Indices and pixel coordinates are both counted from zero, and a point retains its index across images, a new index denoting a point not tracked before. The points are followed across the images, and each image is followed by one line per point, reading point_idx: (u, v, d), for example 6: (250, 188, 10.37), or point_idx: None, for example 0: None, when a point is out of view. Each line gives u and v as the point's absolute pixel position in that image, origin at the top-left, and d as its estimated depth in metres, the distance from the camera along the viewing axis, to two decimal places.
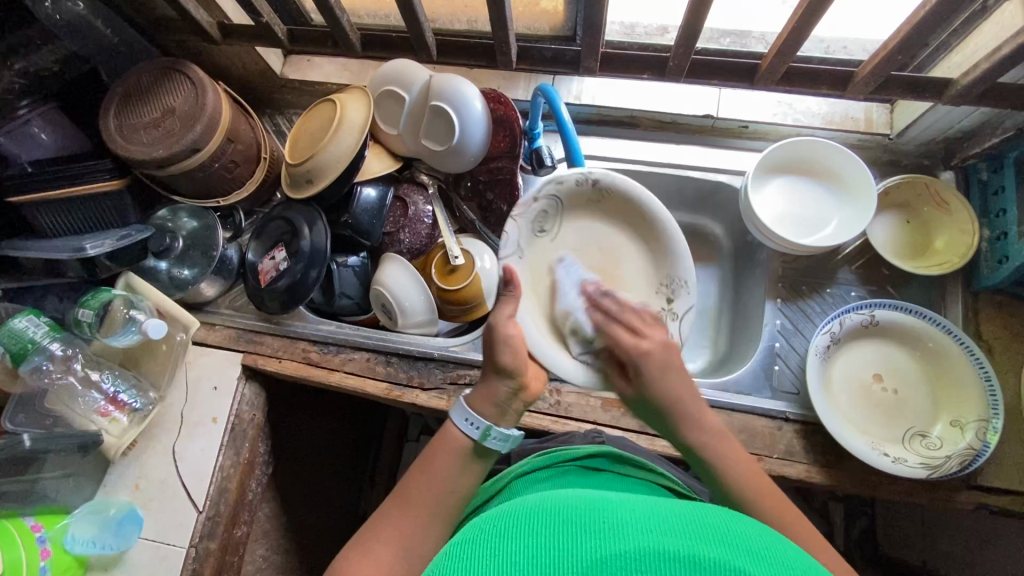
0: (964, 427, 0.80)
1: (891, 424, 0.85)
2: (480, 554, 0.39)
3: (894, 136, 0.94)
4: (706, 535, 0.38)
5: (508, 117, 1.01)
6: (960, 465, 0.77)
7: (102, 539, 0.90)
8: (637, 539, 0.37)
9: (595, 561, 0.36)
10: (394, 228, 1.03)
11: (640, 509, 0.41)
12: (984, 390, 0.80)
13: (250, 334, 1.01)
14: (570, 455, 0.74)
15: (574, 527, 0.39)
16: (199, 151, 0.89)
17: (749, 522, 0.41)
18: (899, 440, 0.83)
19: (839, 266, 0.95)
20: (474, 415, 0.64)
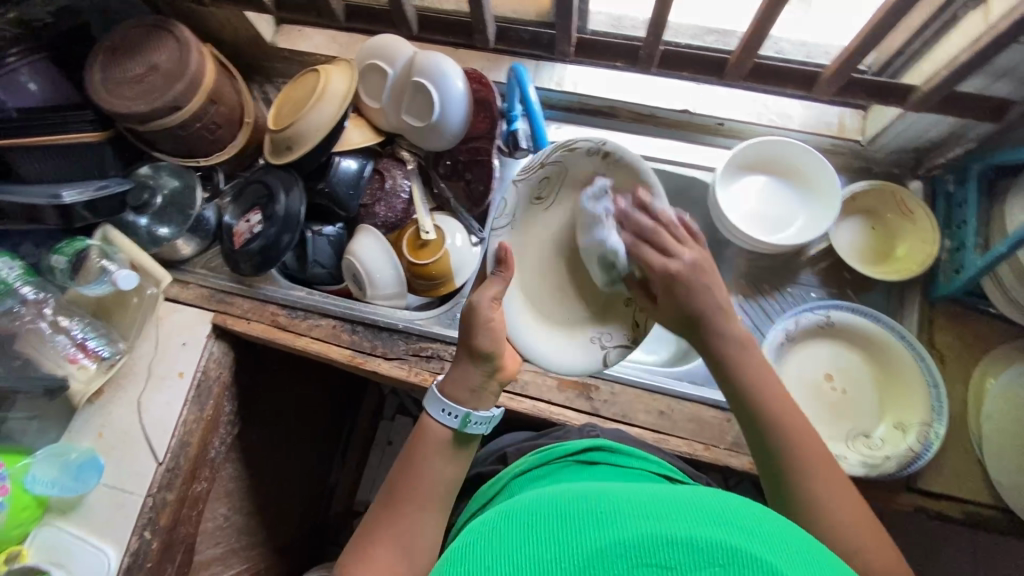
0: (906, 430, 0.82)
1: (838, 424, 0.86)
2: (486, 549, 0.41)
3: (865, 143, 0.95)
4: (698, 515, 0.41)
5: (489, 99, 1.02)
6: (898, 466, 0.79)
7: (62, 482, 0.92)
8: (637, 526, 0.40)
9: (600, 550, 0.39)
10: (370, 201, 1.05)
11: (635, 498, 0.44)
12: (930, 395, 0.81)
13: (223, 294, 1.03)
14: (562, 451, 0.73)
15: (575, 517, 0.42)
16: (180, 110, 0.91)
17: (733, 498, 0.44)
18: (843, 439, 0.84)
19: (802, 267, 0.96)
20: (451, 405, 0.65)
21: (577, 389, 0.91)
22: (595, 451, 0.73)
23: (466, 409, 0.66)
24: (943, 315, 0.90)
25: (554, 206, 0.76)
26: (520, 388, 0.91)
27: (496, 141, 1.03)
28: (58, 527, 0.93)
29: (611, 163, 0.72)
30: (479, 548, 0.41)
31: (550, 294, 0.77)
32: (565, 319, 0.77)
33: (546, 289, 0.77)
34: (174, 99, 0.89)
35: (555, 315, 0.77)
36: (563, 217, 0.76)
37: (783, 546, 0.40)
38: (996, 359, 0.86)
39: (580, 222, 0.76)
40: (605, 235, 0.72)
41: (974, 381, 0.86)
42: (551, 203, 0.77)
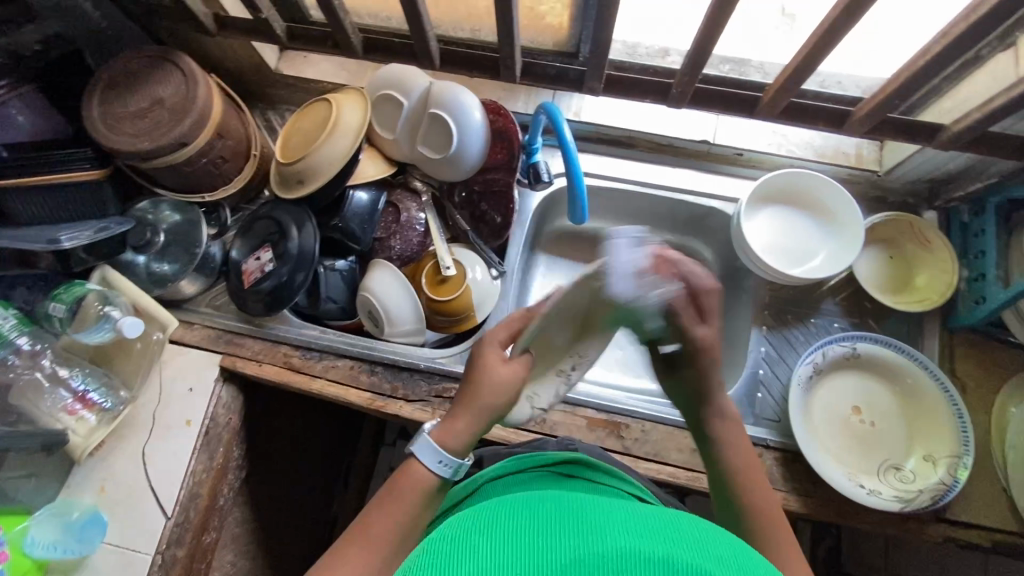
0: (936, 462, 0.82)
1: (867, 457, 0.86)
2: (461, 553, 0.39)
3: (881, 173, 0.97)
4: (678, 539, 0.40)
5: (507, 130, 0.99)
6: (932, 499, 0.79)
7: (64, 544, 0.86)
8: (613, 540, 0.39)
9: (574, 560, 0.38)
10: (385, 234, 1.01)
11: (613, 512, 0.44)
12: (957, 427, 0.82)
13: (231, 335, 0.98)
14: (537, 462, 0.69)
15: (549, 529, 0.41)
16: (186, 146, 0.86)
17: (711, 525, 0.43)
18: (874, 472, 0.85)
19: (823, 297, 0.96)
20: (446, 456, 0.63)
21: (607, 427, 0.90)
22: (574, 464, 0.69)
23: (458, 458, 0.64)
24: (963, 344, 0.91)
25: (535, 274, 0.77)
26: (550, 428, 0.90)
27: (516, 173, 1.01)
28: None
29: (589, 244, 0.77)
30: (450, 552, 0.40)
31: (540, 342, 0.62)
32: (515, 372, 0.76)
33: None
34: (181, 135, 0.85)
35: None
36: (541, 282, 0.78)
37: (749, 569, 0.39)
38: (1016, 387, 0.88)
39: None
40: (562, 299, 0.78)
41: (995, 409, 0.87)
42: None
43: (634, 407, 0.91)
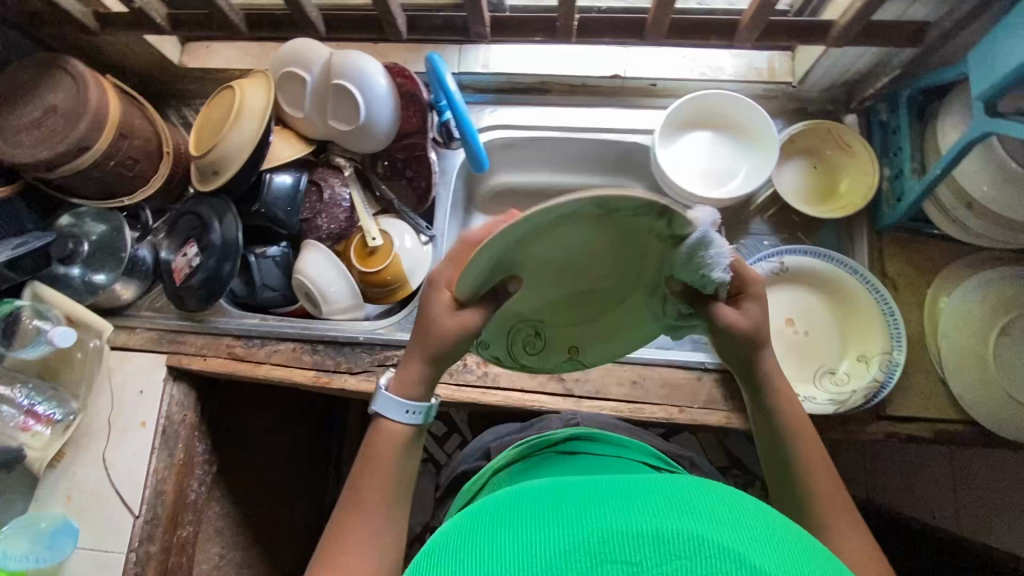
0: (869, 362, 0.84)
1: (805, 365, 0.87)
2: (459, 558, 0.42)
3: (796, 84, 0.95)
4: (668, 508, 0.42)
5: (415, 92, 0.99)
6: (865, 398, 0.81)
7: (36, 553, 0.87)
8: (607, 522, 0.41)
9: (567, 549, 0.40)
10: (311, 214, 1.01)
11: (604, 489, 0.46)
12: (887, 325, 0.84)
13: (173, 334, 0.99)
14: (543, 444, 0.72)
15: (541, 516, 0.44)
16: (88, 150, 0.86)
17: (704, 486, 0.46)
18: (811, 380, 0.86)
19: (751, 217, 0.96)
20: (408, 404, 0.61)
21: (549, 372, 0.91)
22: (576, 441, 0.71)
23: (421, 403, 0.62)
24: (892, 244, 0.91)
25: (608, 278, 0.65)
26: (492, 381, 0.91)
27: (429, 133, 1.01)
28: None
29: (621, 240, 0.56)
30: (449, 556, 0.42)
31: (529, 266, 0.57)
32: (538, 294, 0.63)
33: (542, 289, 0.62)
34: (79, 141, 0.84)
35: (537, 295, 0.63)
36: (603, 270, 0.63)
37: (748, 526, 0.41)
38: (947, 279, 0.88)
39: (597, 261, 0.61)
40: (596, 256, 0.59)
41: (928, 303, 0.87)
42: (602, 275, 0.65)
43: None
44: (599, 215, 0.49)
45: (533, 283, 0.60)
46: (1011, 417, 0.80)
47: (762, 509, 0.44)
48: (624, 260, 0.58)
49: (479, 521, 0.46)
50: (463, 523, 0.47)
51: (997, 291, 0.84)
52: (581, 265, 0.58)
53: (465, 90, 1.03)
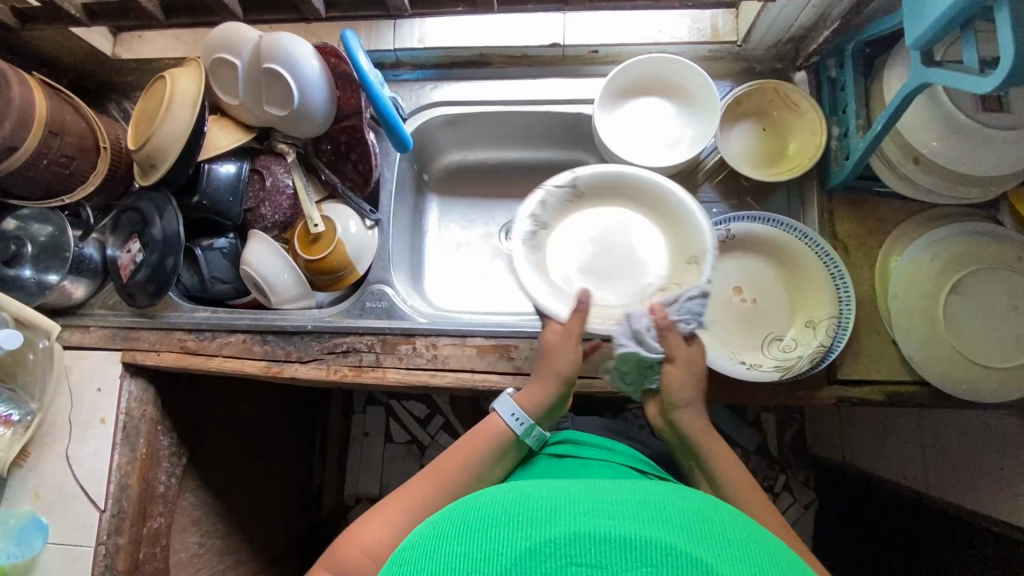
0: (816, 326, 0.83)
1: (752, 332, 0.86)
2: (418, 560, 0.41)
3: (741, 43, 0.91)
4: (639, 513, 0.41)
5: (348, 71, 0.96)
6: (811, 363, 0.80)
7: (7, 550, 0.92)
8: (570, 523, 0.40)
9: (528, 550, 0.39)
10: (254, 203, 1.00)
11: (575, 492, 0.44)
12: (836, 288, 0.83)
13: (127, 331, 0.99)
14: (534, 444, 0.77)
15: (508, 516, 0.42)
16: (17, 150, 0.85)
17: (680, 493, 0.44)
18: (757, 347, 0.85)
19: (700, 183, 0.94)
20: (519, 413, 0.72)
21: (497, 351, 0.91)
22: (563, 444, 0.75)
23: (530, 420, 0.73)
24: (843, 206, 0.88)
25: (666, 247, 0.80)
26: (441, 363, 0.91)
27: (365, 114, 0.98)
28: None
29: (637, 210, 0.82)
30: (412, 558, 0.41)
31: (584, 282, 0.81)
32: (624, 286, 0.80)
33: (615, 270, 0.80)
34: (5, 141, 0.83)
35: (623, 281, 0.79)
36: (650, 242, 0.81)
37: (719, 533, 0.40)
38: (899, 239, 0.86)
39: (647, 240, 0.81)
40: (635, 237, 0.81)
41: (879, 264, 0.85)
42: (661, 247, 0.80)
43: (520, 326, 0.91)
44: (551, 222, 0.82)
45: (603, 283, 0.80)
46: (966, 375, 0.78)
47: (737, 519, 0.43)
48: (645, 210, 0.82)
49: (450, 519, 0.45)
50: (429, 522, 0.46)
51: (951, 246, 0.81)
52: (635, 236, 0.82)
53: (404, 67, 1.01)
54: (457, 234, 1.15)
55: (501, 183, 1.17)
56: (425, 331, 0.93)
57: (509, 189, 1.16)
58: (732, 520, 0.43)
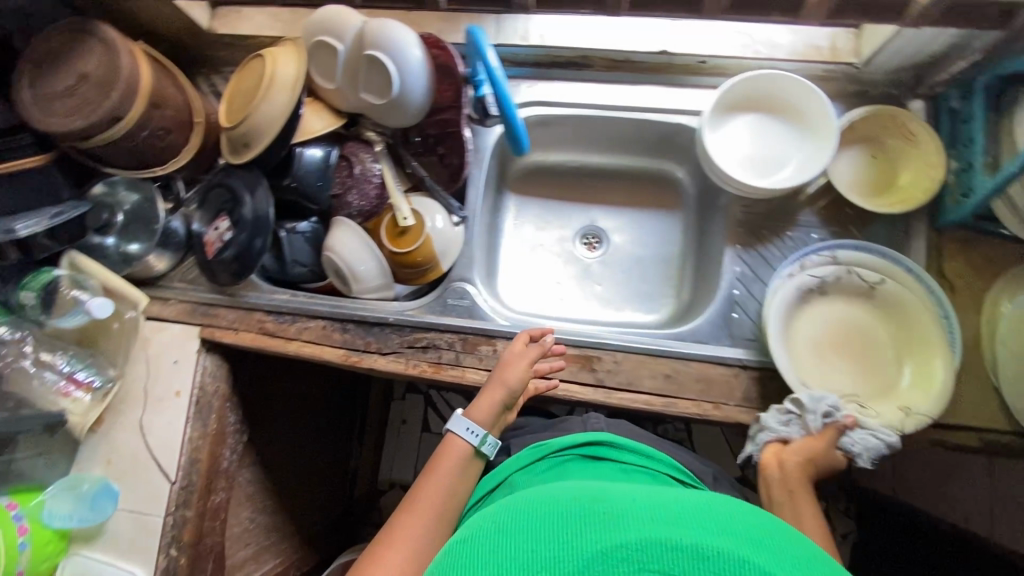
0: (930, 382, 0.79)
1: (855, 379, 0.84)
2: (495, 555, 0.45)
3: (861, 65, 0.88)
4: (710, 526, 0.44)
5: (451, 64, 0.94)
6: (912, 426, 0.77)
7: (79, 513, 0.93)
8: (644, 530, 0.43)
9: (602, 552, 0.42)
10: (341, 190, 0.99)
11: (644, 499, 0.48)
12: (952, 345, 0.79)
13: (206, 307, 1.00)
14: (565, 444, 0.78)
15: (580, 514, 0.46)
16: (121, 120, 0.84)
17: (745, 511, 0.47)
18: (854, 397, 0.82)
19: (801, 208, 0.91)
20: (473, 425, 0.81)
21: (580, 361, 0.89)
22: (599, 447, 0.77)
23: (484, 430, 0.81)
24: (951, 244, 0.86)
25: (891, 374, 0.83)
26: (522, 367, 0.90)
27: (463, 108, 0.96)
28: (85, 555, 0.95)
29: (884, 323, 0.85)
30: (488, 550, 0.46)
31: (815, 354, 0.86)
32: (836, 379, 0.84)
33: (835, 361, 0.85)
34: (111, 110, 0.83)
35: (834, 377, 0.84)
36: (883, 360, 0.84)
37: (782, 552, 0.43)
38: (1010, 283, 0.83)
39: (880, 353, 0.85)
40: (866, 345, 0.86)
41: (987, 307, 0.83)
42: (884, 367, 0.84)
43: (606, 338, 0.89)
44: (826, 295, 0.86)
45: (832, 366, 0.85)
46: None
47: (797, 543, 0.46)
48: (893, 322, 0.85)
49: (518, 514, 0.49)
50: (499, 515, 0.50)
51: None
52: (872, 340, 0.86)
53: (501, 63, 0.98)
54: (531, 235, 1.14)
55: (580, 186, 1.14)
56: (506, 334, 0.92)
57: (587, 193, 1.14)
58: (784, 537, 0.46)
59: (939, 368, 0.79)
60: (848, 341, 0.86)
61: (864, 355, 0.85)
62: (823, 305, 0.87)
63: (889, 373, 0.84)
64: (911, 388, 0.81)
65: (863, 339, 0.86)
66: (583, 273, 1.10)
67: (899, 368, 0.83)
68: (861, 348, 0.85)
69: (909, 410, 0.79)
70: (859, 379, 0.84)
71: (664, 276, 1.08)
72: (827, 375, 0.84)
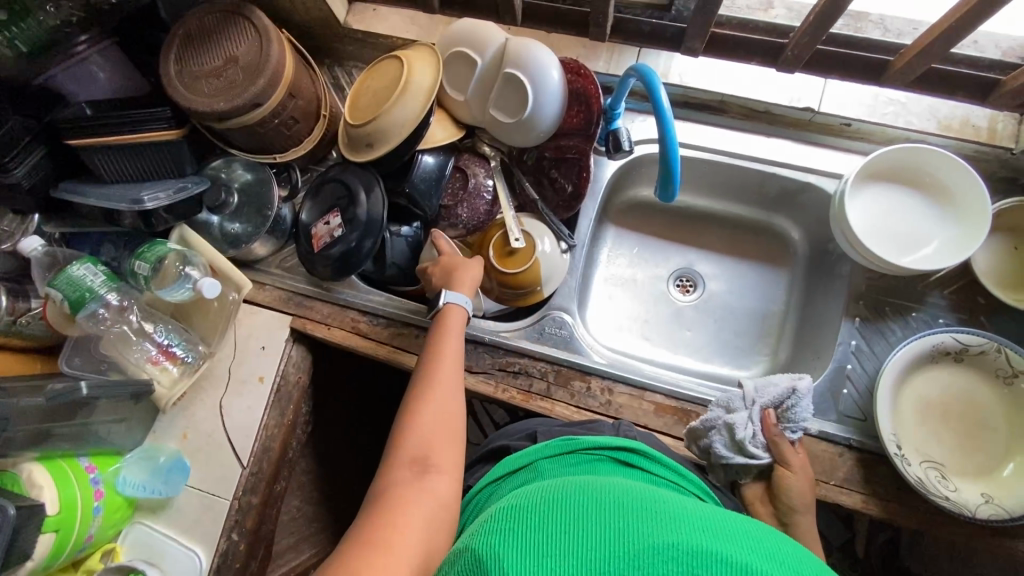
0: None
1: (950, 451, 0.80)
2: (528, 523, 0.43)
3: (1017, 151, 0.83)
4: (760, 548, 0.39)
5: (588, 92, 0.92)
6: (989, 515, 0.73)
7: (152, 485, 0.93)
8: (693, 536, 0.39)
9: (645, 548, 0.39)
10: (452, 202, 0.98)
11: (691, 507, 0.44)
12: None
13: (301, 298, 1.00)
14: (594, 442, 0.64)
15: (628, 508, 0.43)
16: (261, 106, 0.84)
17: (800, 545, 0.42)
18: (943, 468, 0.79)
19: (929, 290, 0.87)
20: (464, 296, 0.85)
21: (676, 413, 0.87)
22: (631, 455, 0.63)
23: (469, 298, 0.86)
24: None
25: (986, 461, 0.79)
26: (615, 411, 0.87)
27: (594, 140, 0.94)
28: (148, 526, 0.95)
29: (1000, 412, 0.80)
30: (523, 518, 0.44)
31: (918, 416, 0.82)
32: (931, 445, 0.80)
33: (934, 427, 0.81)
34: (255, 97, 0.82)
35: (928, 443, 0.80)
36: (986, 446, 0.80)
37: None
38: None
39: (985, 437, 0.80)
40: (972, 425, 0.81)
41: None
42: (982, 452, 0.80)
43: (708, 396, 0.87)
44: (946, 364, 0.82)
45: (930, 432, 0.81)
46: None
47: None
48: (1012, 414, 0.80)
49: (560, 491, 0.46)
50: (536, 493, 0.48)
51: None
52: (982, 421, 0.81)
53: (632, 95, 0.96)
54: (625, 269, 1.11)
55: (679, 228, 1.12)
56: (603, 373, 0.89)
57: (687, 236, 1.11)
58: None
59: None
60: (957, 416, 0.82)
61: (967, 433, 0.81)
62: (939, 372, 0.82)
63: (989, 455, 0.79)
64: (1005, 484, 0.77)
65: (971, 417, 0.81)
66: (674, 316, 1.08)
67: (1000, 458, 0.78)
68: (967, 425, 0.81)
69: (993, 499, 0.75)
70: (954, 456, 0.80)
71: (761, 333, 1.04)
72: (922, 438, 0.81)
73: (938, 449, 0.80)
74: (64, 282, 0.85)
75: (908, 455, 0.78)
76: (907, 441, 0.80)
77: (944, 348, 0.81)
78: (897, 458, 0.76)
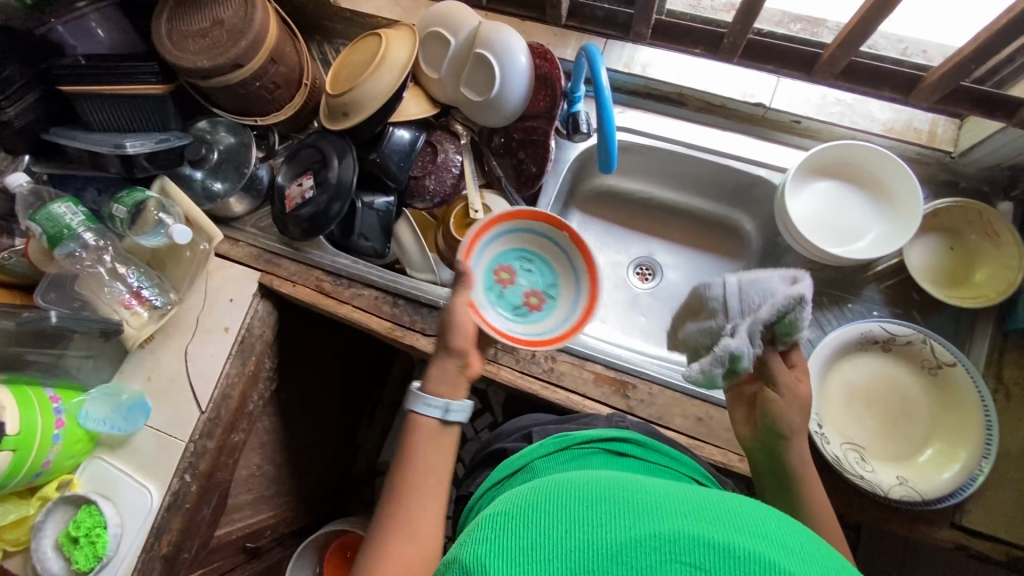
0: (940, 471, 0.78)
1: (871, 436, 0.83)
2: (504, 532, 0.40)
3: (956, 154, 0.88)
4: (744, 525, 0.38)
5: (552, 74, 0.97)
6: (902, 496, 0.76)
7: (113, 420, 0.98)
8: (673, 522, 0.38)
9: (625, 543, 0.37)
10: (421, 172, 1.04)
11: (673, 492, 0.42)
12: (981, 447, 0.76)
13: (271, 255, 1.04)
14: (586, 435, 0.64)
15: (603, 502, 0.41)
16: (242, 67, 0.90)
17: (787, 520, 0.40)
18: (862, 450, 0.82)
19: (867, 283, 0.91)
20: (431, 400, 0.64)
21: (614, 384, 0.90)
22: (624, 443, 0.64)
23: (445, 399, 0.64)
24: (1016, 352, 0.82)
25: (905, 446, 0.82)
26: (556, 378, 0.91)
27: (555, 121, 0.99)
28: (105, 461, 0.98)
29: (925, 401, 0.83)
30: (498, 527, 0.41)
31: (845, 401, 0.85)
32: (853, 428, 0.83)
33: (859, 412, 0.84)
34: (237, 57, 0.88)
35: (851, 426, 0.84)
36: (908, 432, 0.83)
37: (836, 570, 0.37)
38: None
39: (907, 424, 0.83)
40: (897, 413, 0.84)
41: None
42: (903, 438, 0.83)
43: (645, 368, 0.90)
44: (874, 352, 0.85)
45: (855, 417, 0.84)
46: None
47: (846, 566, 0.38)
48: (936, 403, 0.82)
49: (533, 492, 0.44)
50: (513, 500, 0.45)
51: None
52: (906, 409, 0.84)
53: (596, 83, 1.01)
54: None
55: (644, 216, 1.16)
56: None
57: (650, 225, 1.15)
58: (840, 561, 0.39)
59: (955, 458, 0.78)
60: (882, 403, 0.85)
61: (891, 420, 0.84)
62: (866, 359, 0.85)
63: (910, 443, 0.82)
64: (921, 469, 0.80)
65: (896, 404, 0.84)
66: (631, 300, 1.11)
67: (919, 445, 0.81)
68: (891, 412, 0.84)
69: (907, 482, 0.78)
70: (875, 440, 0.83)
71: None
72: (845, 422, 0.84)
73: (861, 432, 0.83)
74: (44, 218, 0.92)
75: (829, 436, 0.81)
76: (830, 422, 0.83)
77: (873, 337, 0.84)
78: (817, 437, 0.79)
